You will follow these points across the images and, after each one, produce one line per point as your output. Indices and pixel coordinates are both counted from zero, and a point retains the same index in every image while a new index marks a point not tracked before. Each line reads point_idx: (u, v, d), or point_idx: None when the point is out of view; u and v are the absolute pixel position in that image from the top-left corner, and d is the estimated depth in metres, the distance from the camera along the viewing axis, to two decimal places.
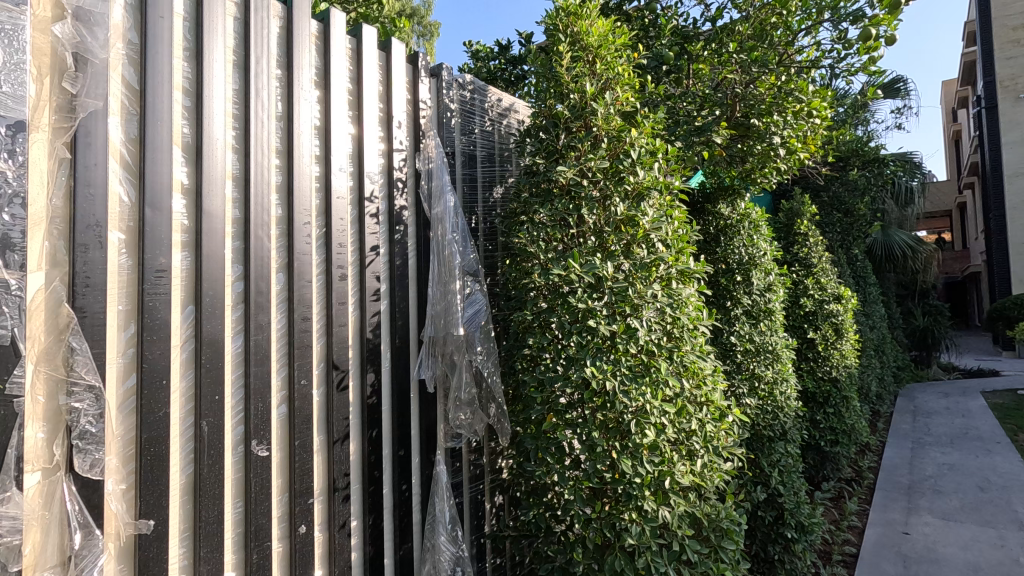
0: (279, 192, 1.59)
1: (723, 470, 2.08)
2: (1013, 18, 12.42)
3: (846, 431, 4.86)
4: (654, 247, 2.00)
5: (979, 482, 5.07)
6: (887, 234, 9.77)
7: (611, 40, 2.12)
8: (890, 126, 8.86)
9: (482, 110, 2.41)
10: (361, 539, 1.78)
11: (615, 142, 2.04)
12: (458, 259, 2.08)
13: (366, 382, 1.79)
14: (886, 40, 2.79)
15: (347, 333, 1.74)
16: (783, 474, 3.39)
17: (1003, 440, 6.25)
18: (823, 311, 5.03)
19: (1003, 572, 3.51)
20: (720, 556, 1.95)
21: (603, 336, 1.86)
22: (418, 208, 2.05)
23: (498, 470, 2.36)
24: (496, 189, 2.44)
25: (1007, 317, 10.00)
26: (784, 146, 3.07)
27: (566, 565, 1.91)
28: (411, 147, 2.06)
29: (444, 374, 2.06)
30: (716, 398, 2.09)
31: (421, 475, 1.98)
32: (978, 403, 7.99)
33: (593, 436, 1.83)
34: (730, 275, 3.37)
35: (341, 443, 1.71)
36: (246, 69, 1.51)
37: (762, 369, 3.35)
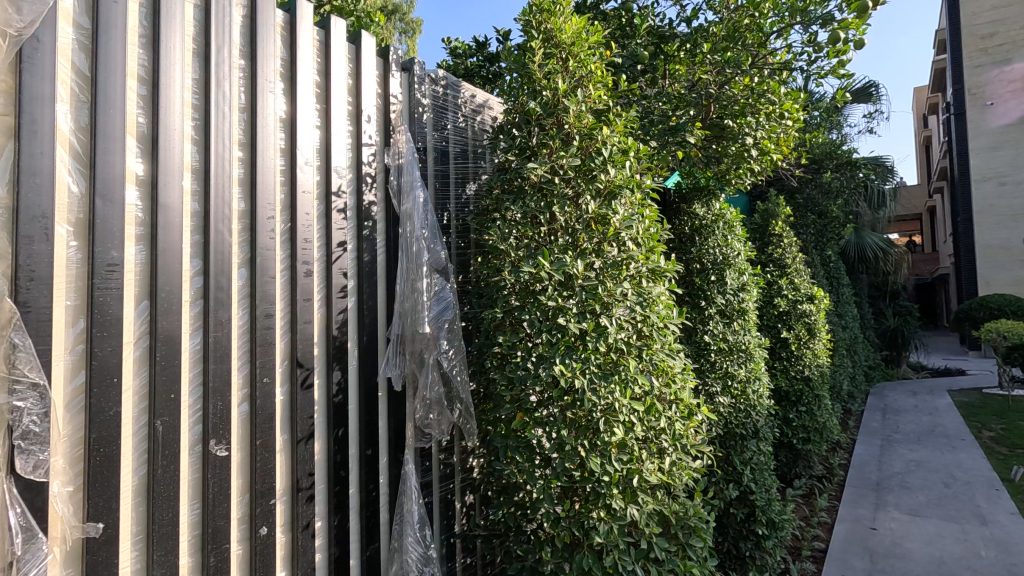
0: (241, 185, 1.55)
1: (691, 469, 2.09)
2: (981, 27, 12.78)
3: (818, 429, 4.95)
4: (625, 246, 2.00)
5: (944, 478, 5.21)
6: (860, 235, 10.00)
7: (585, 37, 2.12)
8: (862, 131, 9.07)
9: (456, 106, 2.40)
10: (327, 540, 1.75)
11: (586, 140, 2.03)
12: (427, 258, 2.03)
13: (332, 380, 1.76)
14: (854, 44, 2.84)
15: (312, 330, 1.71)
16: (755, 471, 3.42)
17: (967, 437, 6.43)
18: (796, 311, 5.11)
19: (966, 566, 3.60)
20: (687, 554, 1.97)
21: (573, 334, 1.86)
22: (388, 204, 2.02)
23: (469, 469, 2.34)
24: (469, 185, 2.42)
25: (972, 317, 10.31)
26: (757, 147, 3.14)
27: (535, 565, 1.91)
28: (381, 141, 2.03)
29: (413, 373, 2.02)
30: (686, 396, 2.10)
31: (389, 474, 1.96)
32: (945, 402, 8.21)
33: (561, 434, 1.83)
34: (704, 275, 3.39)
35: (306, 442, 1.67)
36: (206, 58, 1.46)
37: (735, 368, 3.38)
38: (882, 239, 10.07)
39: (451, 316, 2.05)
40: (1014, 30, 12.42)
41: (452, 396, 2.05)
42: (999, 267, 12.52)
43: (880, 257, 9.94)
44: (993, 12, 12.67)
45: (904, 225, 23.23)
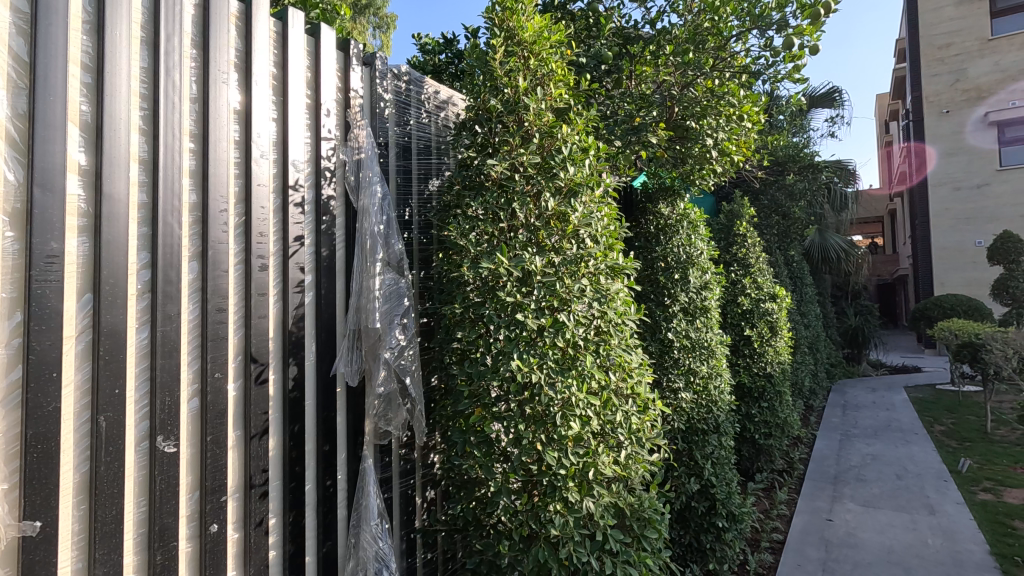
0: (191, 176, 1.52)
1: (647, 462, 2.13)
2: (938, 37, 13.29)
3: (779, 424, 5.09)
4: (584, 242, 2.04)
5: (897, 470, 5.42)
6: (823, 237, 10.30)
7: (547, 36, 2.15)
8: (824, 134, 9.34)
9: (419, 101, 2.39)
10: (281, 537, 1.73)
11: (547, 138, 2.06)
12: (382, 254, 2.03)
13: (288, 374, 1.74)
14: (809, 49, 2.93)
15: (267, 325, 1.69)
16: (716, 465, 3.49)
17: (920, 431, 6.69)
18: (759, 309, 5.23)
19: (914, 554, 3.75)
20: (642, 545, 2.00)
21: (531, 330, 1.87)
22: (346, 199, 2.01)
23: (430, 464, 2.35)
24: (432, 181, 2.42)
25: (928, 317, 10.73)
26: (718, 148, 3.22)
27: (493, 558, 1.93)
28: (340, 136, 2.01)
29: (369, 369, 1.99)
30: (642, 391, 2.14)
31: (347, 470, 1.96)
32: (901, 398, 8.52)
33: (518, 428, 1.85)
34: (669, 273, 3.46)
35: (260, 438, 1.66)
36: (155, 46, 1.43)
37: (697, 364, 3.45)
38: (844, 241, 10.39)
39: (403, 311, 2.04)
40: (968, 41, 12.95)
41: (410, 392, 2.05)
42: (954, 268, 13.03)
43: (843, 257, 10.26)
44: (949, 23, 13.19)
45: (866, 227, 24.00)
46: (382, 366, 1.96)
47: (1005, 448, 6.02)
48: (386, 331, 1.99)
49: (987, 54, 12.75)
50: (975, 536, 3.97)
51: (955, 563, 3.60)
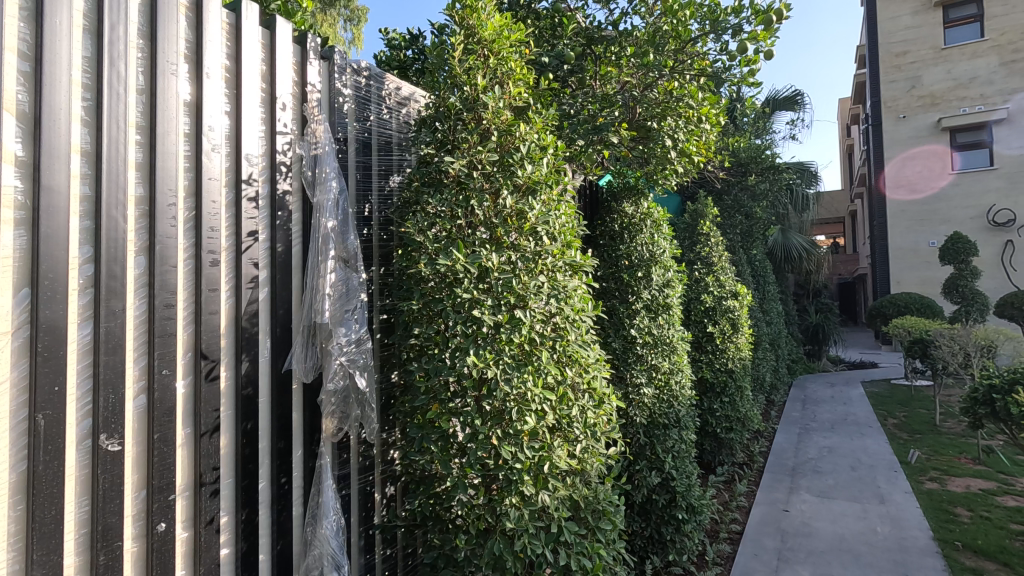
0: (138, 169, 1.49)
1: (602, 454, 2.18)
2: (895, 45, 13.80)
3: (740, 418, 5.26)
4: (541, 239, 2.07)
5: (852, 462, 5.63)
6: (786, 235, 10.60)
7: (506, 36, 2.18)
8: (786, 137, 9.60)
9: (379, 97, 2.38)
10: (233, 535, 1.72)
11: (505, 136, 2.08)
12: (333, 248, 2.01)
13: (241, 371, 1.73)
14: (763, 55, 3.02)
15: (218, 321, 1.67)
16: (677, 459, 3.57)
17: (875, 424, 6.96)
18: (721, 307, 5.35)
19: (864, 541, 3.91)
20: (597, 536, 2.05)
21: (486, 327, 1.89)
22: (303, 194, 1.98)
23: (390, 461, 2.34)
24: (393, 177, 2.41)
25: (884, 315, 11.14)
26: (679, 151, 3.29)
27: (450, 552, 1.96)
28: (297, 130, 1.99)
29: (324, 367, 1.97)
30: (598, 385, 2.18)
31: (303, 467, 1.94)
32: (858, 392, 8.84)
33: (474, 424, 1.87)
34: (632, 271, 3.52)
35: (210, 435, 1.63)
36: (98, 35, 1.40)
37: (659, 360, 3.52)
38: (806, 240, 10.71)
39: (355, 306, 2.03)
40: (923, 49, 13.49)
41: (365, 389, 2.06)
42: (909, 267, 13.55)
43: (804, 256, 10.57)
44: (906, 32, 13.71)
45: (828, 227, 24.76)
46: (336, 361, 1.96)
47: (952, 439, 6.31)
48: (337, 325, 1.98)
49: (940, 62, 13.31)
50: (920, 524, 4.16)
51: (900, 548, 3.78)
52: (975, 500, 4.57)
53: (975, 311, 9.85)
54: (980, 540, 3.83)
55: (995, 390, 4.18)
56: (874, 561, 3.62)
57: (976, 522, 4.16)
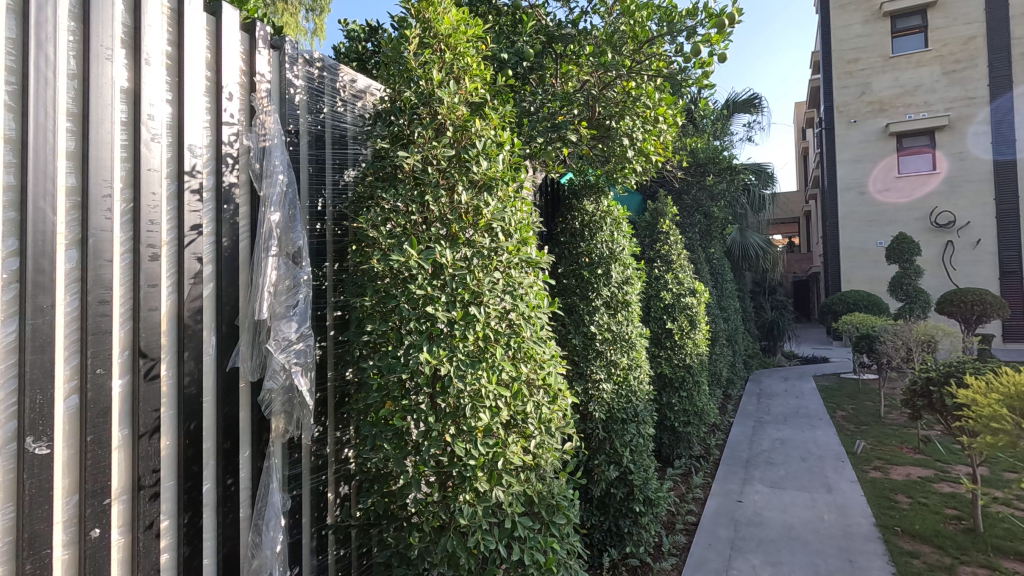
0: (70, 159, 1.42)
1: (557, 449, 2.20)
2: (847, 52, 14.36)
3: (697, 412, 5.39)
4: (497, 236, 2.07)
5: (802, 453, 5.85)
6: (743, 234, 10.90)
7: (463, 30, 2.18)
8: (743, 138, 9.87)
9: (333, 89, 2.33)
10: (175, 539, 1.66)
11: (460, 131, 2.07)
12: (276, 243, 1.93)
13: (184, 369, 1.67)
14: (716, 57, 3.10)
15: (159, 318, 1.61)
16: (635, 453, 3.62)
17: (825, 417, 7.25)
18: (680, 303, 5.47)
19: (811, 529, 4.07)
20: (550, 530, 2.07)
21: (440, 323, 1.88)
22: (250, 187, 1.92)
23: (344, 460, 2.30)
24: (348, 171, 2.36)
25: (834, 311, 11.60)
26: (638, 150, 3.32)
27: (404, 550, 1.95)
28: (245, 121, 1.93)
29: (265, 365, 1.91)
30: (554, 381, 2.20)
31: (251, 468, 1.89)
32: (809, 386, 9.19)
33: (428, 421, 1.86)
34: (592, 268, 3.56)
35: (150, 436, 1.57)
36: (24, 16, 1.33)
37: (619, 356, 3.57)
38: (762, 239, 11.04)
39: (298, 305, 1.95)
40: (873, 57, 14.08)
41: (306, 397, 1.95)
42: (858, 266, 14.14)
43: (761, 254, 10.90)
44: (857, 40, 14.28)
45: (784, 227, 25.65)
46: (277, 357, 1.85)
47: (895, 430, 6.64)
48: (281, 321, 1.90)
49: (888, 70, 13.92)
50: (864, 511, 4.36)
51: (845, 535, 3.95)
52: (914, 487, 4.82)
53: (918, 308, 10.33)
54: (917, 525, 4.04)
55: (932, 382, 4.42)
56: (820, 547, 3.77)
57: (914, 508, 4.39)
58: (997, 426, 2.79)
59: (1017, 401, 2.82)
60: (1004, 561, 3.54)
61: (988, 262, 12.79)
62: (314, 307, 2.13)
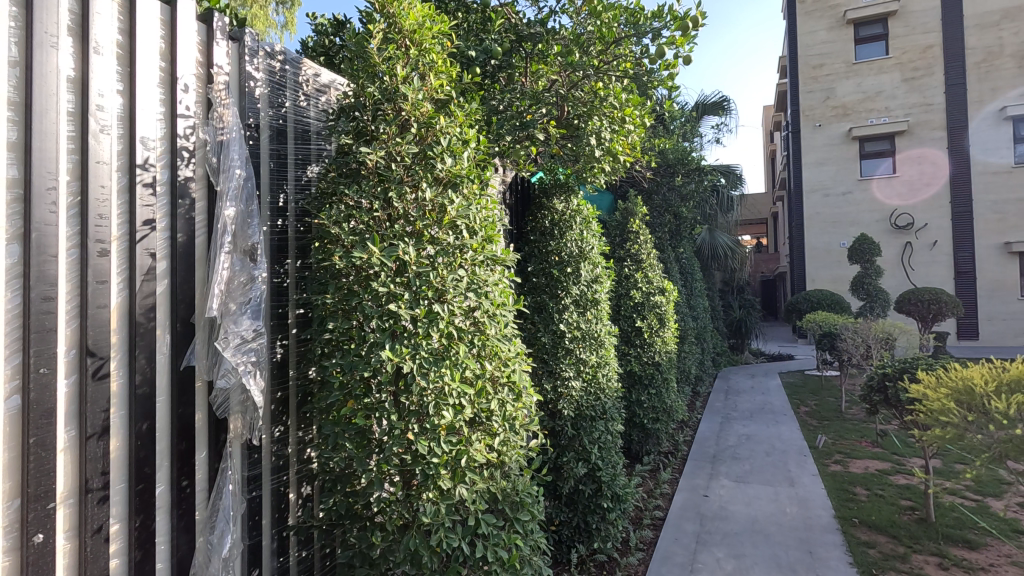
0: (11, 150, 1.37)
1: (521, 446, 2.22)
2: (813, 57, 14.75)
3: (665, 409, 5.48)
4: (461, 233, 2.06)
5: (767, 448, 5.99)
6: (713, 234, 11.09)
7: (428, 26, 2.16)
8: (711, 140, 10.05)
9: (295, 83, 2.29)
10: (126, 543, 1.61)
11: (425, 128, 2.06)
12: (230, 238, 1.86)
13: (135, 368, 1.61)
14: (681, 60, 3.15)
15: (109, 316, 1.56)
16: (603, 449, 3.65)
17: (789, 412, 7.45)
18: (649, 302, 5.54)
19: (774, 522, 4.17)
20: (514, 527, 2.09)
21: (404, 321, 1.87)
22: (206, 182, 1.87)
23: (306, 460, 2.26)
24: (312, 167, 2.32)
25: (799, 310, 11.90)
26: (606, 149, 3.37)
27: (366, 549, 1.93)
28: (201, 114, 1.88)
29: (214, 364, 1.83)
30: (518, 378, 2.21)
31: (207, 469, 1.85)
32: (775, 383, 9.42)
33: (391, 419, 1.84)
34: (562, 267, 3.58)
35: (99, 438, 1.52)
36: None
37: (587, 354, 3.59)
38: (731, 239, 11.26)
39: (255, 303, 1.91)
40: (837, 63, 14.50)
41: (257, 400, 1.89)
42: (823, 266, 14.54)
43: (729, 254, 11.11)
44: (823, 46, 14.68)
45: (752, 228, 26.24)
46: (227, 357, 1.79)
47: (854, 424, 6.86)
48: (236, 319, 1.85)
49: (851, 76, 14.36)
50: (824, 503, 4.49)
51: (805, 527, 4.06)
52: (872, 479, 4.99)
53: (878, 307, 10.67)
54: (874, 516, 4.18)
55: (887, 378, 4.58)
56: (781, 539, 3.87)
57: (871, 499, 4.54)
58: (946, 419, 2.92)
59: (965, 395, 2.93)
60: (953, 549, 3.68)
61: (944, 262, 13.30)
62: (274, 305, 2.09)
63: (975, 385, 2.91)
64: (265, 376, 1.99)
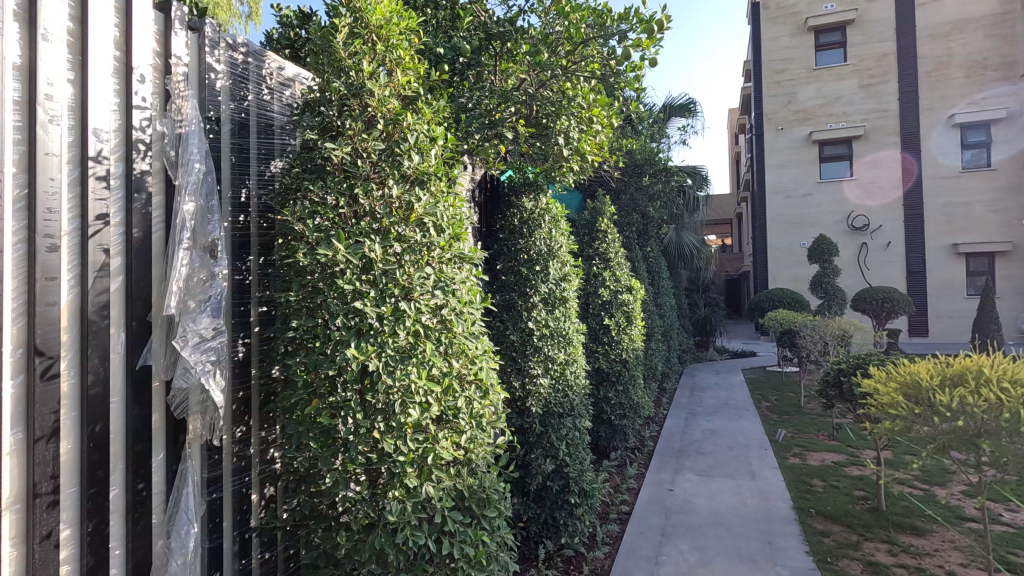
0: None
1: (488, 443, 2.22)
2: (776, 63, 15.17)
3: (632, 405, 5.57)
4: (428, 231, 2.05)
5: (730, 442, 6.15)
6: (679, 234, 11.30)
7: (396, 22, 2.14)
8: (678, 142, 10.24)
9: (259, 76, 2.24)
10: (78, 549, 1.55)
11: (392, 125, 2.04)
12: (189, 235, 1.80)
13: (87, 368, 1.56)
14: (647, 62, 3.20)
15: (59, 313, 1.50)
16: (571, 446, 3.68)
17: (751, 408, 7.67)
18: (617, 300, 5.63)
19: (736, 514, 4.29)
20: (481, 524, 2.10)
21: (370, 319, 1.85)
22: (164, 175, 1.82)
23: (270, 460, 2.21)
24: (276, 162, 2.28)
25: (761, 308, 12.25)
26: (575, 149, 3.41)
27: (331, 549, 1.91)
28: (159, 106, 1.82)
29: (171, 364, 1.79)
30: (486, 376, 2.20)
31: (165, 471, 1.80)
32: (739, 379, 9.67)
33: (356, 418, 1.82)
34: (531, 265, 3.60)
35: (48, 440, 1.47)
36: None
37: (555, 351, 3.62)
38: (697, 239, 11.50)
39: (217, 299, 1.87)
40: (798, 68, 14.95)
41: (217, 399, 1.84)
42: (784, 265, 14.99)
43: (695, 254, 11.35)
44: (785, 52, 15.12)
45: (717, 228, 26.86)
46: (186, 356, 1.75)
47: (813, 419, 7.11)
48: (195, 316, 1.80)
49: (812, 81, 14.83)
50: (783, 495, 4.64)
51: (765, 518, 4.19)
52: (828, 471, 5.19)
53: (835, 305, 11.06)
54: (829, 506, 4.35)
55: (842, 373, 4.77)
56: (742, 530, 3.99)
57: (828, 490, 4.72)
58: (895, 412, 3.05)
59: (913, 388, 3.07)
60: (902, 536, 3.86)
61: (897, 262, 13.88)
62: (236, 303, 2.04)
63: (921, 379, 3.05)
64: (225, 375, 1.94)
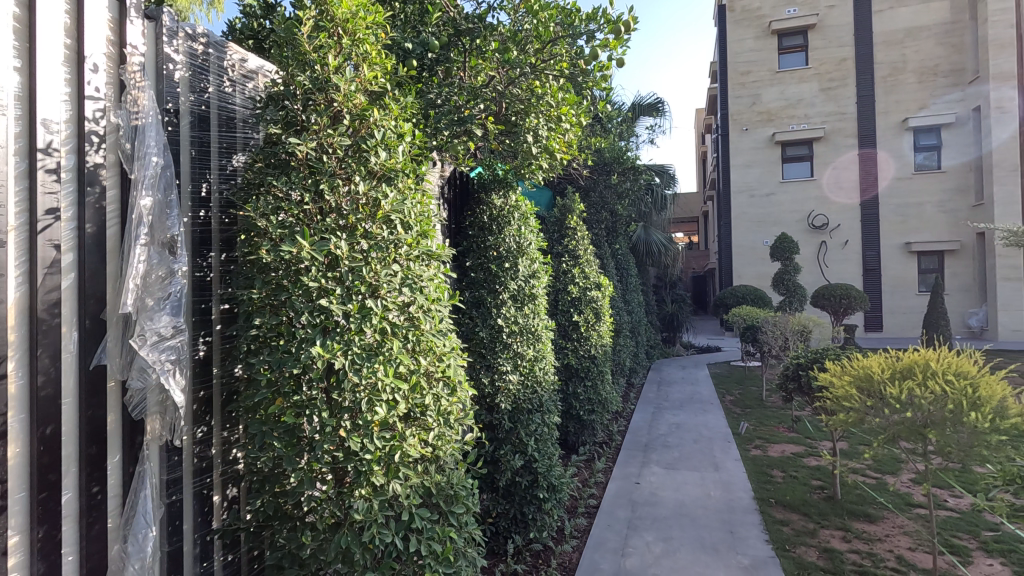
0: None
1: (456, 440, 2.23)
2: (741, 64, 15.52)
3: (600, 400, 5.64)
4: (395, 228, 2.04)
5: (695, 436, 6.30)
6: (648, 231, 11.47)
7: (362, 16, 2.12)
8: (646, 141, 10.38)
9: (220, 68, 2.18)
10: (28, 556, 1.50)
11: (358, 120, 2.02)
12: (146, 229, 1.74)
13: (37, 369, 1.51)
14: (614, 62, 3.24)
15: (6, 311, 1.45)
16: (540, 441, 3.71)
17: (715, 402, 7.86)
18: (585, 297, 5.69)
19: (700, 505, 4.40)
20: (448, 520, 2.11)
21: (336, 316, 1.83)
22: (119, 168, 1.76)
23: (233, 461, 2.17)
24: (238, 156, 2.22)
25: (726, 304, 12.55)
26: (542, 146, 3.46)
27: (296, 548, 1.89)
28: (113, 97, 1.76)
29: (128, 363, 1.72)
30: (454, 373, 2.20)
31: (121, 474, 1.74)
32: (704, 374, 9.90)
33: (322, 416, 1.81)
34: (500, 262, 3.61)
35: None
36: None
37: (524, 348, 3.64)
38: (664, 237, 11.70)
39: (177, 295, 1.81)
40: (762, 71, 15.33)
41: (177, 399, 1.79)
42: (748, 263, 15.38)
43: (662, 251, 11.55)
44: (750, 54, 15.48)
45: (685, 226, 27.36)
46: (143, 355, 1.69)
47: (773, 412, 7.34)
48: (153, 314, 1.74)
49: (775, 83, 15.22)
50: (744, 486, 4.79)
51: (728, 508, 4.32)
52: (787, 462, 5.37)
53: (796, 301, 11.41)
54: (788, 496, 4.50)
55: (800, 367, 4.94)
56: (706, 521, 4.10)
57: (787, 480, 4.89)
58: (849, 405, 3.17)
59: (867, 382, 3.20)
60: (855, 523, 4.03)
61: (854, 260, 14.41)
62: (197, 300, 2.00)
63: (873, 372, 3.18)
64: (186, 374, 1.89)
